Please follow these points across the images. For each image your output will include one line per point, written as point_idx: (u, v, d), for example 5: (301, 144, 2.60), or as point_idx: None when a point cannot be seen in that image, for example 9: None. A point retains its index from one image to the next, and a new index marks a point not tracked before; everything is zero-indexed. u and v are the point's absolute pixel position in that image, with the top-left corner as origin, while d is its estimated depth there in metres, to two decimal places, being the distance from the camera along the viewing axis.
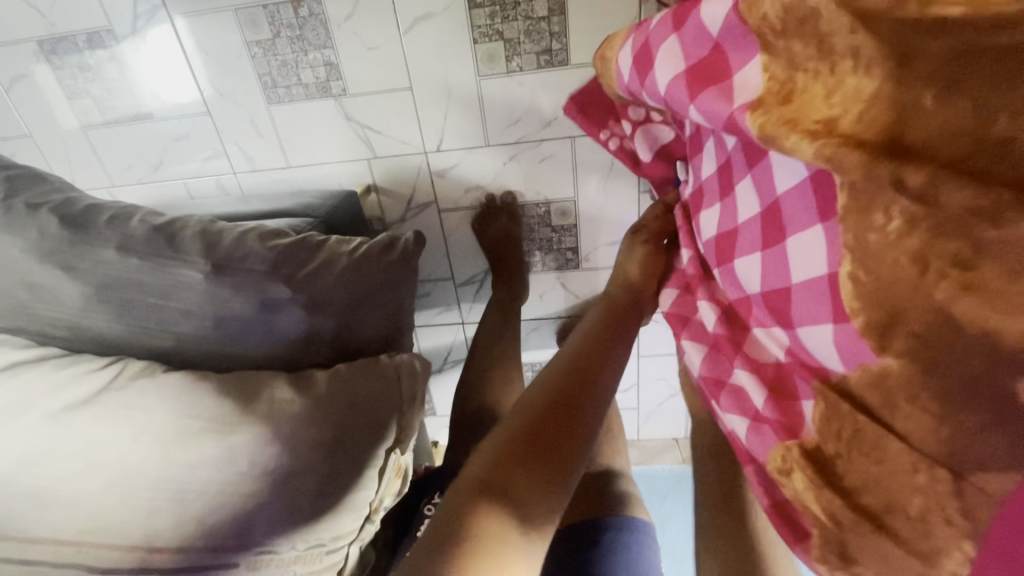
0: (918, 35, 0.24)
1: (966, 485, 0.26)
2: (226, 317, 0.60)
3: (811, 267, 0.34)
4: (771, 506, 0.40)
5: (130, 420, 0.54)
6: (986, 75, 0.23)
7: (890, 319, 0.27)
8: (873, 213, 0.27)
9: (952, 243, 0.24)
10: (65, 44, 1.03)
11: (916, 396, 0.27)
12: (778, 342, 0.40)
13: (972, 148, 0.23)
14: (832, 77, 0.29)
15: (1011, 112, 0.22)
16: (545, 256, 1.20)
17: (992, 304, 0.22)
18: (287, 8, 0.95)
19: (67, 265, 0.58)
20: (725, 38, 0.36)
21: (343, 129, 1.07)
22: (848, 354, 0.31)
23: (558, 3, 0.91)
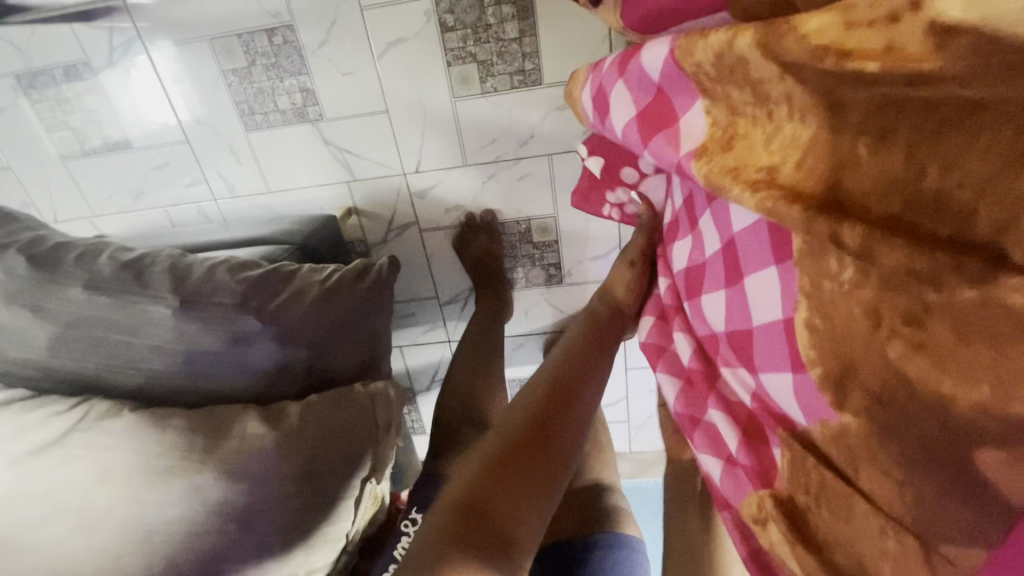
0: (841, 87, 0.24)
1: (937, 556, 0.24)
2: (195, 352, 0.60)
3: (768, 311, 0.32)
4: (748, 559, 0.36)
5: (97, 461, 0.53)
6: (914, 127, 0.22)
7: (845, 371, 0.27)
8: (827, 261, 0.27)
9: (902, 298, 0.24)
10: (43, 78, 1.04)
11: (877, 457, 0.26)
12: (748, 386, 0.36)
13: (905, 202, 0.24)
14: (770, 122, 0.29)
15: (941, 167, 0.22)
16: (528, 271, 1.20)
17: (942, 367, 0.22)
18: (261, 37, 0.96)
19: (34, 306, 0.58)
20: (666, 84, 0.35)
21: (321, 153, 1.08)
22: (810, 409, 0.30)
23: (528, 24, 0.92)
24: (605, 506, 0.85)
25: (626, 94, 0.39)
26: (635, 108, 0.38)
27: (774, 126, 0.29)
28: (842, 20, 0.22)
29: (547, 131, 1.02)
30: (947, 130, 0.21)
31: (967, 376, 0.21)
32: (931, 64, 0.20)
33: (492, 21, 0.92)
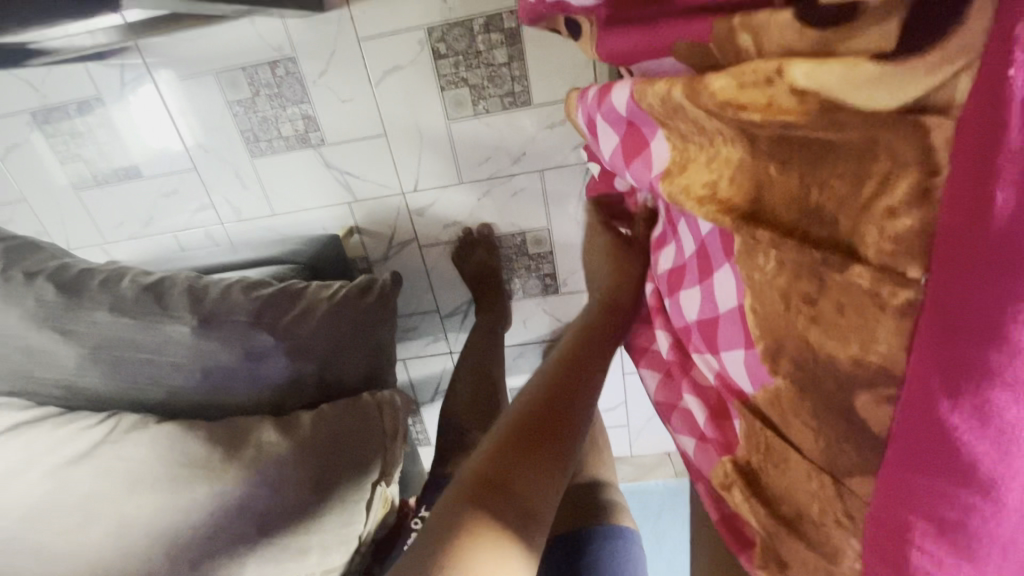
0: (747, 126, 0.26)
1: (845, 489, 0.28)
2: (213, 367, 0.64)
3: (726, 299, 0.35)
4: (720, 521, 0.41)
5: (126, 471, 0.57)
6: (809, 156, 0.24)
7: (776, 349, 0.29)
8: (755, 257, 0.29)
9: (804, 284, 0.26)
10: (57, 113, 1.09)
11: (800, 414, 0.29)
12: (714, 368, 0.39)
13: (803, 213, 0.25)
14: (709, 147, 0.31)
15: (841, 178, 0.23)
16: (525, 282, 1.25)
17: (833, 336, 0.25)
18: (265, 69, 1.02)
19: (62, 328, 0.62)
20: (634, 117, 0.38)
21: (323, 176, 1.13)
22: (756, 378, 0.33)
23: (516, 49, 0.98)
24: (601, 500, 0.88)
25: (606, 126, 0.42)
26: (617, 138, 0.41)
27: (709, 144, 0.31)
28: (736, 80, 0.24)
29: (538, 148, 1.07)
30: (826, 159, 0.23)
31: (860, 380, 0.24)
32: (795, 114, 0.22)
33: (482, 47, 0.98)
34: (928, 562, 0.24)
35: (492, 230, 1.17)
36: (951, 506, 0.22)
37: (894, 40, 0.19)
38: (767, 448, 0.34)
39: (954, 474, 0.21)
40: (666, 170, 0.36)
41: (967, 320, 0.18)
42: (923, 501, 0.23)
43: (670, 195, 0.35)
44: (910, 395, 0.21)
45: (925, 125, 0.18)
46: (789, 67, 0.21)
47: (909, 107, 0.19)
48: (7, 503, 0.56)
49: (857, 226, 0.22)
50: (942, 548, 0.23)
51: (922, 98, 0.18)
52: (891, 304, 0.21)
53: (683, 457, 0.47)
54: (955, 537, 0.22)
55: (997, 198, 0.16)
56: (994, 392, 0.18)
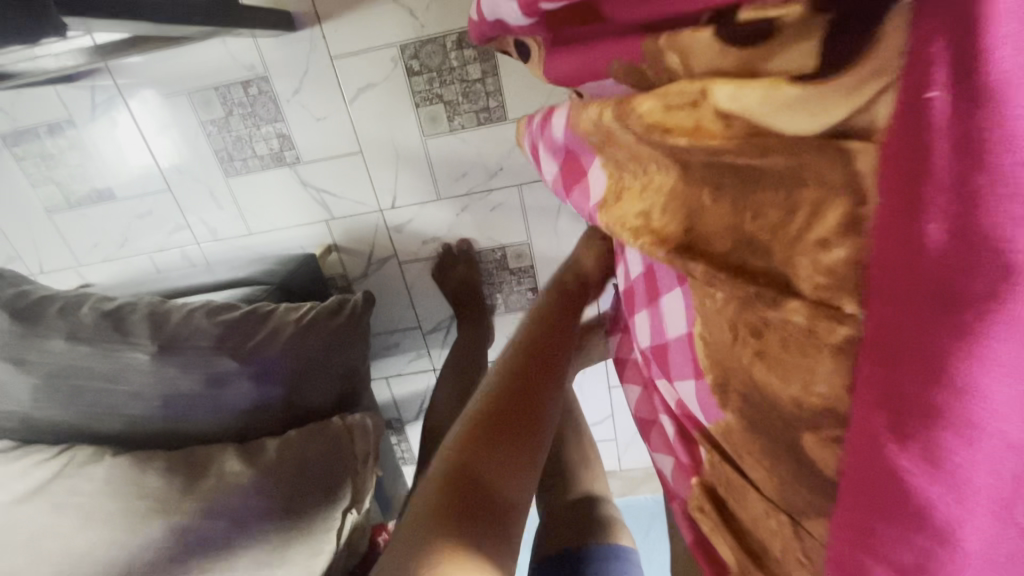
0: (680, 151, 0.24)
1: (804, 533, 0.26)
2: (173, 394, 0.62)
3: (676, 324, 0.33)
4: (697, 545, 0.39)
5: (78, 507, 0.55)
6: (740, 184, 0.23)
7: (726, 379, 0.27)
8: (703, 286, 0.27)
9: (750, 314, 0.24)
10: (28, 136, 1.08)
11: (754, 450, 0.27)
12: (674, 394, 0.36)
13: (736, 244, 0.24)
14: (642, 173, 0.29)
15: (771, 208, 0.21)
16: (507, 297, 1.24)
17: (775, 368, 0.23)
18: (238, 88, 1.01)
19: (17, 359, 0.60)
20: (573, 145, 0.36)
21: (299, 195, 1.12)
22: (708, 410, 0.31)
23: (490, 65, 0.97)
24: (599, 514, 0.87)
25: (552, 153, 0.41)
26: (559, 165, 0.40)
27: (643, 171, 0.28)
28: (662, 102, 0.23)
29: (515, 163, 1.07)
30: (755, 188, 0.22)
31: (802, 419, 0.23)
32: (723, 139, 0.21)
33: (456, 64, 0.98)
34: None
35: (475, 244, 1.16)
36: None
37: (813, 61, 0.18)
38: (728, 484, 0.31)
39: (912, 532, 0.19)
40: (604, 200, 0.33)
41: (913, 365, 0.17)
42: None
43: (607, 226, 0.32)
44: (855, 443, 0.20)
45: (849, 153, 0.18)
46: (712, 87, 0.21)
47: (832, 133, 0.18)
48: None
49: (789, 257, 0.21)
50: None
51: (845, 122, 0.17)
52: (828, 340, 0.20)
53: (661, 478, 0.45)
54: None
55: (929, 232, 0.15)
56: (943, 446, 0.17)
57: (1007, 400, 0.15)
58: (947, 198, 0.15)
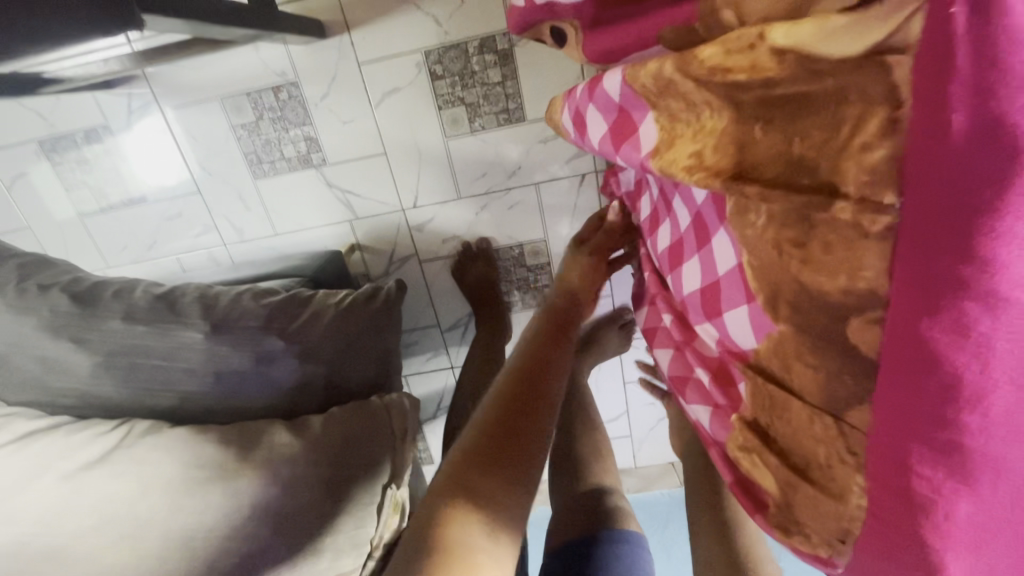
0: (733, 91, 0.28)
1: (845, 427, 0.30)
2: (225, 372, 0.65)
3: (726, 260, 0.37)
4: (734, 481, 0.44)
5: (139, 474, 0.57)
6: (788, 114, 0.26)
7: (774, 296, 0.31)
8: (749, 214, 0.32)
9: (795, 228, 0.28)
10: (65, 142, 1.12)
11: (801, 356, 0.31)
12: (720, 336, 0.41)
13: (784, 165, 0.27)
14: (695, 117, 0.32)
15: (816, 129, 0.25)
16: (524, 294, 1.27)
17: (819, 269, 0.27)
18: (269, 94, 1.06)
19: (78, 338, 0.63)
20: (626, 103, 0.39)
21: (325, 196, 1.16)
22: (759, 330, 0.35)
23: (510, 69, 1.03)
24: (607, 506, 0.88)
25: (597, 115, 0.43)
26: (604, 125, 0.43)
27: (697, 116, 0.32)
28: (722, 48, 0.26)
29: (533, 162, 1.11)
30: (803, 114, 0.26)
31: (848, 307, 0.26)
32: (776, 71, 0.25)
33: (477, 68, 1.03)
34: (927, 487, 0.26)
35: (489, 243, 1.20)
36: (946, 431, 0.24)
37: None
38: (770, 405, 0.36)
39: (943, 388, 0.24)
40: (656, 149, 0.36)
41: (945, 236, 0.21)
42: (921, 422, 0.25)
43: (660, 171, 0.36)
44: (895, 317, 0.24)
45: (888, 65, 0.21)
46: (770, 30, 0.24)
47: (872, 51, 0.21)
48: (15, 511, 0.55)
49: (837, 166, 0.24)
50: (940, 475, 0.25)
51: (883, 42, 0.21)
52: (872, 230, 0.23)
53: (698, 429, 0.50)
54: (953, 457, 0.25)
55: (953, 121, 0.19)
56: (968, 304, 0.21)
57: (1010, 253, 0.20)
58: (969, 90, 0.18)
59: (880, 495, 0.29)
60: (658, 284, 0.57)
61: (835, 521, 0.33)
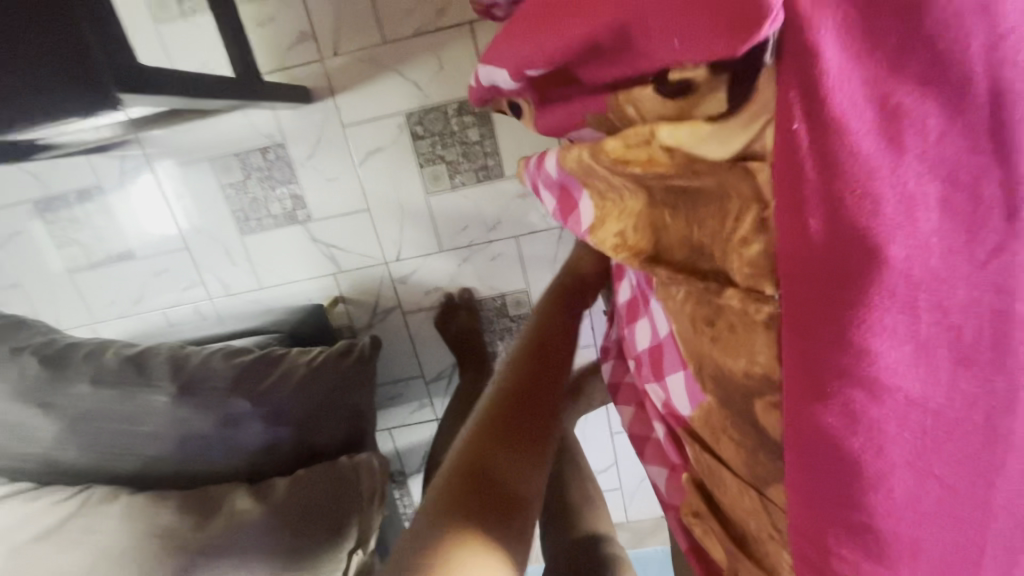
0: (639, 179, 0.30)
1: (768, 503, 0.30)
2: (190, 435, 0.65)
3: (663, 325, 0.38)
4: (691, 549, 0.43)
5: (93, 545, 0.57)
6: (687, 203, 0.28)
7: (699, 369, 0.32)
8: (670, 289, 0.33)
9: (705, 308, 0.29)
10: (58, 202, 1.16)
11: (725, 429, 0.31)
12: (664, 398, 0.41)
13: (690, 249, 0.29)
14: (617, 197, 0.34)
15: (709, 218, 0.26)
16: (508, 343, 1.27)
17: (725, 349, 0.28)
18: (256, 154, 1.10)
19: (44, 403, 0.64)
20: (565, 180, 0.41)
21: (310, 250, 1.19)
22: (693, 397, 0.35)
23: (487, 129, 1.07)
24: (601, 555, 0.85)
25: (546, 188, 0.46)
26: (555, 198, 0.44)
27: (620, 196, 0.34)
28: (623, 142, 0.28)
29: (513, 216, 1.14)
30: (698, 204, 0.27)
31: (754, 390, 0.27)
32: (667, 165, 0.26)
33: (456, 129, 1.07)
34: (845, 565, 0.26)
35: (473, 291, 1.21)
36: (853, 511, 0.25)
37: (718, 106, 0.22)
38: (710, 472, 0.36)
39: (845, 471, 0.24)
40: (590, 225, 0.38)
41: (823, 328, 0.22)
42: (829, 503, 0.25)
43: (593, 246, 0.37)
44: (789, 402, 0.24)
45: (751, 170, 0.22)
46: (657, 130, 0.25)
47: (739, 157, 0.23)
48: None
49: (726, 255, 0.26)
50: (855, 553, 0.26)
51: (745, 149, 0.22)
52: (758, 318, 0.25)
53: (658, 491, 0.49)
54: (864, 536, 0.25)
55: (810, 224, 0.20)
56: (851, 391, 0.22)
57: (878, 344, 0.21)
58: (819, 198, 0.20)
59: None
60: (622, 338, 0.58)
61: None
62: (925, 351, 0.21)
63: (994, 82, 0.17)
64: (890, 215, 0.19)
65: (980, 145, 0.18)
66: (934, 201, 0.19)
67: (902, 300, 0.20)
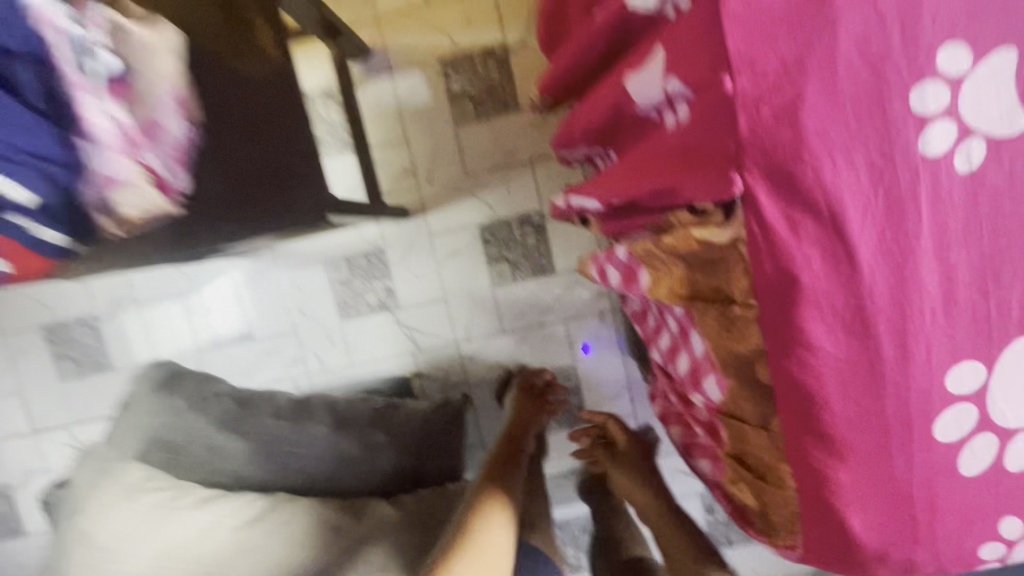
0: (681, 255, 0.55)
1: (773, 433, 0.53)
2: (343, 458, 0.87)
3: (697, 349, 0.61)
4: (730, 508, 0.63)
5: (284, 532, 0.77)
6: (710, 266, 0.53)
7: (723, 364, 0.55)
8: (703, 317, 0.57)
9: (723, 323, 0.53)
10: (201, 294, 1.47)
11: (742, 398, 0.54)
12: (704, 399, 0.63)
13: (713, 291, 0.54)
14: (666, 268, 0.59)
15: (722, 272, 0.51)
16: (558, 414, 1.45)
17: (738, 344, 0.52)
18: (362, 256, 1.41)
19: (239, 429, 0.88)
20: (629, 262, 0.66)
21: (395, 332, 1.45)
22: (720, 387, 0.58)
23: (542, 236, 1.38)
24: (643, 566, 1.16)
25: (613, 269, 0.71)
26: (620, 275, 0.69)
27: (667, 267, 0.59)
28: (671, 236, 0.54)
29: (562, 302, 1.41)
30: (715, 266, 0.52)
31: (754, 361, 0.51)
32: (698, 246, 0.51)
33: (518, 236, 1.39)
34: (817, 460, 0.47)
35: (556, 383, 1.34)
36: (814, 422, 0.47)
37: (722, 214, 0.48)
38: (740, 435, 0.57)
39: (805, 398, 0.46)
40: (649, 286, 0.62)
41: (780, 321, 0.46)
42: (802, 421, 0.47)
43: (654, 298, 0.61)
44: (772, 365, 0.48)
45: (738, 247, 0.48)
46: (692, 230, 0.51)
47: (733, 241, 0.48)
48: (200, 553, 0.76)
49: (732, 290, 0.51)
50: (820, 451, 0.47)
51: (735, 237, 0.48)
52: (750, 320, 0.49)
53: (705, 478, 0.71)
54: (822, 438, 0.47)
55: (766, 272, 0.46)
56: (799, 350, 0.45)
57: (806, 324, 0.45)
58: (768, 260, 0.45)
59: (799, 475, 0.49)
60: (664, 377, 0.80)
61: (786, 504, 0.54)
62: (831, 328, 0.44)
63: (831, 210, 0.43)
64: (799, 264, 0.44)
65: (831, 235, 0.43)
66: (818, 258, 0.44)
67: (813, 302, 0.44)
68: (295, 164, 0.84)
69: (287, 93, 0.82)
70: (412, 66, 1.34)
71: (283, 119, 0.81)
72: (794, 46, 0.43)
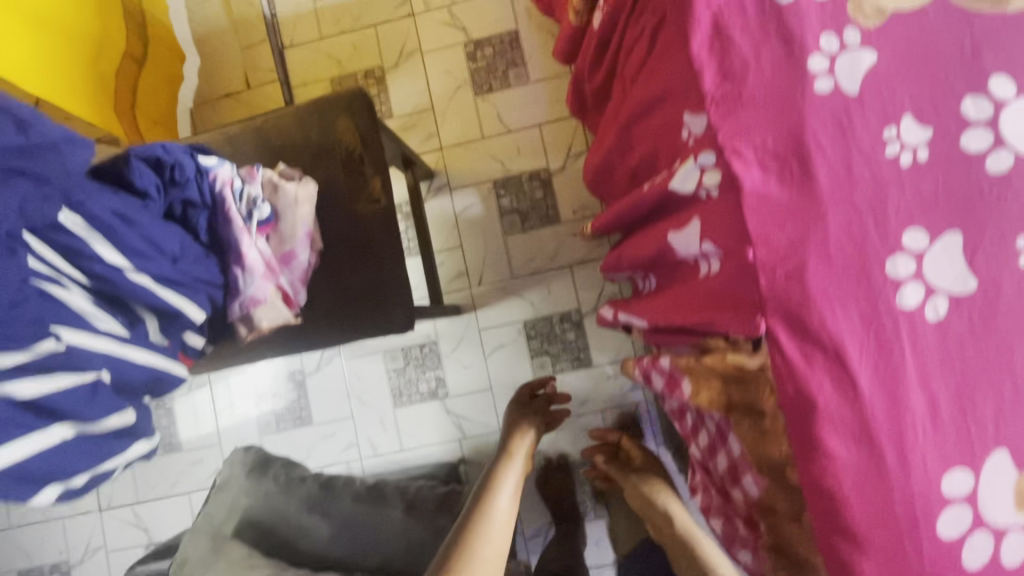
0: (718, 374, 0.69)
1: (806, 528, 0.63)
2: (412, 541, 0.99)
3: (735, 450, 0.73)
4: None
5: None
6: (741, 385, 0.67)
7: (760, 464, 0.67)
8: (739, 424, 0.70)
9: (756, 432, 0.66)
10: (269, 381, 1.62)
11: (778, 494, 0.66)
12: (743, 494, 0.74)
13: (746, 405, 0.67)
14: (706, 381, 0.73)
15: (752, 391, 0.65)
16: (596, 503, 1.51)
17: (770, 449, 0.64)
18: (416, 349, 1.57)
19: (324, 512, 1.05)
20: (673, 372, 0.80)
21: (443, 419, 1.56)
22: (759, 485, 0.69)
23: (580, 331, 1.53)
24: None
25: (659, 376, 0.85)
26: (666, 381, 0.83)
27: (706, 381, 0.72)
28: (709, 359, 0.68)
29: (599, 393, 1.52)
30: (746, 385, 0.66)
31: (786, 465, 0.63)
32: (731, 369, 0.66)
33: (558, 332, 1.54)
34: (844, 550, 0.58)
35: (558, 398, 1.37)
36: (838, 517, 0.58)
37: (747, 348, 0.63)
38: (779, 528, 0.68)
39: (830, 496, 0.58)
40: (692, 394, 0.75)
41: (802, 432, 0.59)
42: (829, 516, 0.58)
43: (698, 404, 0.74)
44: (799, 468, 0.60)
45: (764, 374, 0.62)
46: (726, 356, 0.65)
47: (759, 368, 0.62)
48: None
49: (761, 406, 0.64)
50: (847, 542, 0.58)
51: (761, 366, 0.62)
52: (778, 431, 0.62)
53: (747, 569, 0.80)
54: (846, 530, 0.57)
55: (789, 394, 0.59)
56: (820, 456, 0.58)
57: (823, 436, 0.57)
58: (790, 385, 0.59)
59: (831, 565, 0.59)
60: (704, 471, 0.90)
61: None
62: (843, 438, 0.57)
63: (834, 348, 0.57)
64: (813, 389, 0.58)
65: (836, 366, 0.57)
66: (828, 383, 0.58)
67: (827, 418, 0.57)
68: (386, 280, 0.98)
69: (387, 223, 0.99)
70: (468, 186, 1.58)
71: (383, 244, 0.99)
72: (793, 229, 0.59)
